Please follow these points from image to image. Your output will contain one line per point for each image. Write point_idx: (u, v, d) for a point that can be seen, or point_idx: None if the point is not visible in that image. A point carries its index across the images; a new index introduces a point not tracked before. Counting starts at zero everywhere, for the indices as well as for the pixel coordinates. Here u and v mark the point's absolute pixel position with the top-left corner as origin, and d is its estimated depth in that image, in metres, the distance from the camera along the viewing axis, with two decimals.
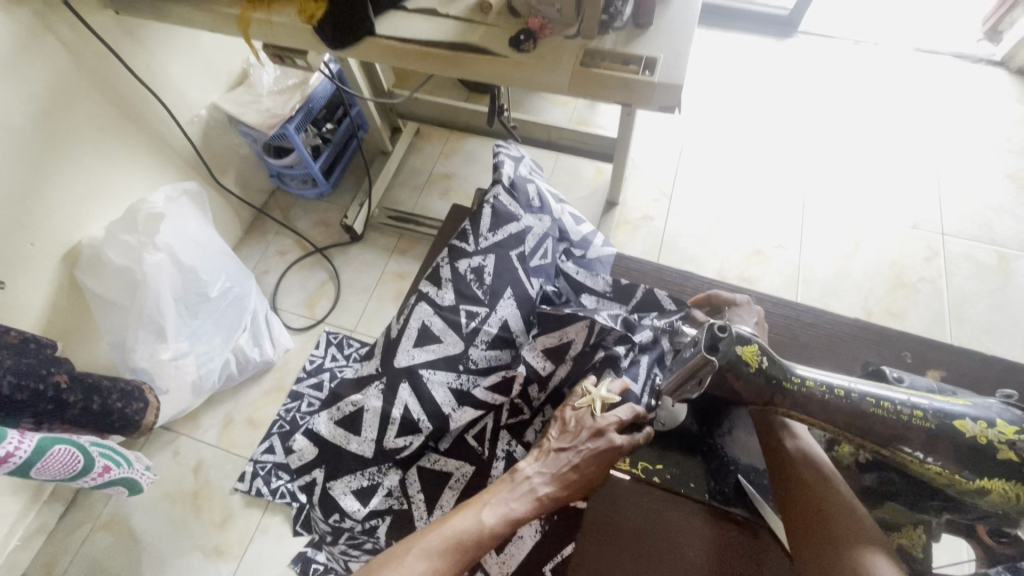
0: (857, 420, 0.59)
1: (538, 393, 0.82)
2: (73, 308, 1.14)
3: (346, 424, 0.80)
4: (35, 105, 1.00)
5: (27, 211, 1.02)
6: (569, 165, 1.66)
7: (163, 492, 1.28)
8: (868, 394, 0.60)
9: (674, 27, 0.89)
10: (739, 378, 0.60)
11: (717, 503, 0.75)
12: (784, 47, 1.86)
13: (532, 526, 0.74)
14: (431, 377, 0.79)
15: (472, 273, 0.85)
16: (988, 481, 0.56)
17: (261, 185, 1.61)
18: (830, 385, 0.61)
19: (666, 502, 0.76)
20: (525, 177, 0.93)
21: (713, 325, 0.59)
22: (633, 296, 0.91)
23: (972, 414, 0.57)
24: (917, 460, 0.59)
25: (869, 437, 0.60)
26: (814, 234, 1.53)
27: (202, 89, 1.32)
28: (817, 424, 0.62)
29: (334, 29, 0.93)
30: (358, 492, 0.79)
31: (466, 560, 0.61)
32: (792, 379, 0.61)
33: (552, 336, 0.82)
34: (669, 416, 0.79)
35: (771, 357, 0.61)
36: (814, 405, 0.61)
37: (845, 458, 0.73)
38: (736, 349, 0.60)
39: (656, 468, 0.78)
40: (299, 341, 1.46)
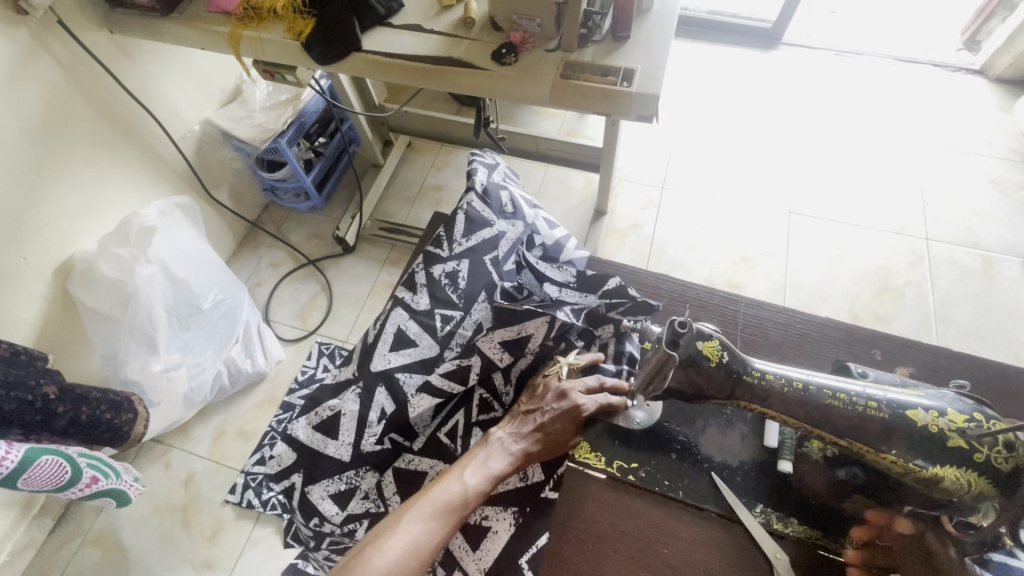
0: (814, 412, 0.61)
1: (504, 385, 0.82)
2: (64, 321, 1.15)
3: (323, 428, 0.82)
4: (31, 123, 1.02)
5: (20, 225, 1.03)
6: (559, 175, 1.68)
7: (153, 505, 1.28)
8: (825, 386, 0.61)
9: (652, 39, 0.92)
10: (699, 372, 0.61)
11: (692, 500, 0.74)
12: (768, 58, 1.90)
13: (507, 517, 0.77)
14: (407, 381, 0.81)
15: (447, 278, 0.87)
16: (940, 469, 0.57)
17: (254, 199, 1.63)
18: (789, 378, 0.62)
19: (642, 504, 0.75)
20: (498, 184, 0.94)
21: (673, 321, 0.61)
22: (600, 286, 0.86)
23: (924, 404, 0.58)
24: (872, 449, 0.60)
25: (828, 429, 0.61)
26: (800, 241, 1.55)
27: (195, 105, 1.35)
28: (779, 417, 0.63)
29: (321, 46, 0.96)
30: (336, 496, 0.80)
31: (454, 520, 0.64)
32: (751, 372, 0.62)
33: (510, 329, 0.81)
34: (645, 416, 0.79)
35: (731, 351, 0.62)
36: (774, 398, 0.62)
37: (814, 455, 0.74)
38: (697, 344, 0.61)
39: (633, 467, 0.77)
40: (290, 352, 1.47)
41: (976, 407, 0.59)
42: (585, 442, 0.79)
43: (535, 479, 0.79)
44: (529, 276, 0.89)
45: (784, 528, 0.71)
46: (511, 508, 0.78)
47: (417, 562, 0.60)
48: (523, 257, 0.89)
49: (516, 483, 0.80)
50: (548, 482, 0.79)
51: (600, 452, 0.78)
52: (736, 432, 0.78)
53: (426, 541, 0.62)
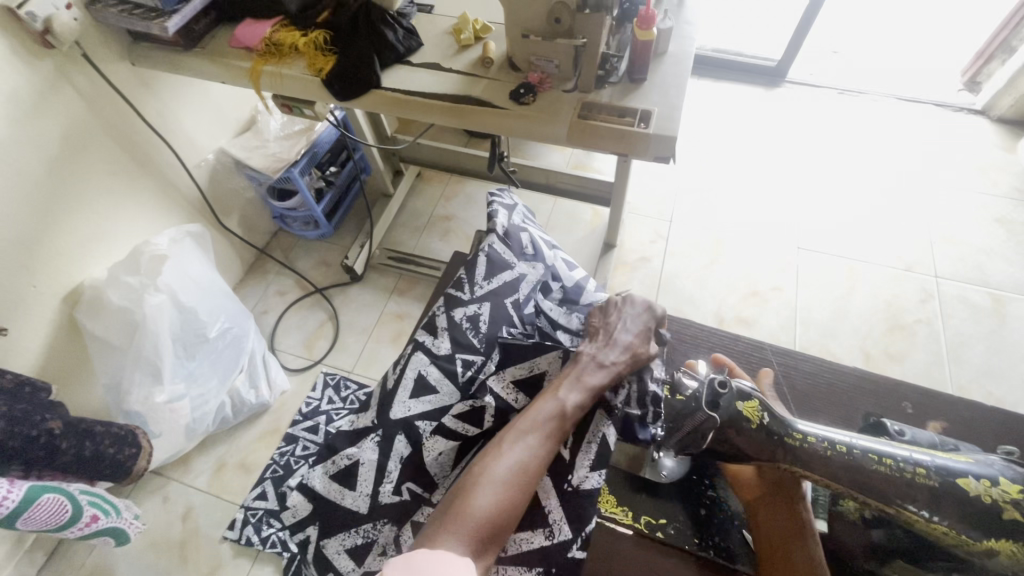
0: (859, 478, 0.59)
1: None
2: (70, 350, 1.14)
3: (340, 478, 0.79)
4: (48, 153, 1.03)
5: (32, 254, 1.03)
6: (567, 208, 1.69)
7: (150, 541, 1.24)
8: (868, 450, 0.60)
9: (667, 82, 0.93)
10: (741, 433, 0.61)
11: (722, 560, 0.69)
12: (772, 96, 1.94)
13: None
14: (425, 428, 0.78)
15: (468, 321, 0.85)
16: (995, 542, 0.54)
17: (264, 227, 1.64)
18: (831, 441, 0.61)
19: (672, 563, 0.69)
20: (518, 226, 0.95)
21: (713, 380, 0.63)
22: None
23: (974, 472, 0.57)
24: (919, 516, 0.57)
25: (874, 495, 0.59)
26: (810, 276, 1.55)
27: (210, 134, 1.36)
28: (822, 481, 0.61)
29: (341, 82, 0.97)
30: (351, 551, 0.76)
31: (557, 435, 0.66)
32: (794, 435, 0.61)
33: (522, 367, 0.79)
34: (673, 467, 0.75)
35: (772, 413, 0.62)
36: (817, 462, 0.60)
37: (850, 514, 0.71)
38: (737, 404, 0.62)
39: (660, 523, 0.73)
40: (296, 382, 1.45)
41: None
42: (610, 495, 0.75)
43: (563, 534, 0.68)
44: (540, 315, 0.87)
45: None
46: (536, 567, 0.67)
47: (528, 477, 0.62)
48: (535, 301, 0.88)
49: (541, 541, 0.68)
50: (577, 538, 0.68)
51: (627, 507, 0.74)
52: None
53: (536, 457, 0.63)
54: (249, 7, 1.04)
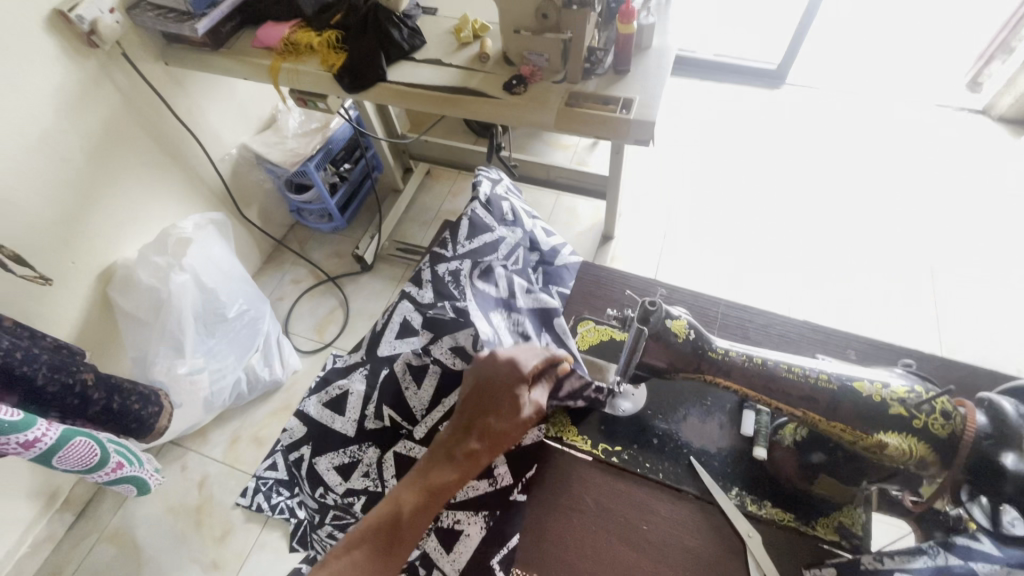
0: (772, 385, 0.59)
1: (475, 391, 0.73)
2: (103, 322, 1.24)
3: (332, 405, 0.79)
4: (89, 141, 1.14)
5: (72, 232, 1.14)
6: (569, 203, 1.76)
7: (168, 505, 1.33)
8: (781, 360, 0.60)
9: (649, 73, 1.00)
10: (666, 347, 0.61)
11: (670, 482, 0.64)
12: (772, 98, 1.99)
13: (478, 521, 0.63)
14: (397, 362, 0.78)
15: (450, 276, 0.83)
16: (887, 435, 0.54)
17: (281, 220, 1.75)
18: (749, 353, 0.61)
19: (623, 486, 0.64)
20: (501, 195, 0.90)
21: (644, 300, 0.61)
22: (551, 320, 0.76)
23: (870, 376, 0.57)
24: (824, 417, 0.57)
25: (780, 399, 0.59)
26: (804, 269, 1.58)
27: (233, 131, 1.48)
28: (748, 393, 0.61)
29: (351, 76, 1.07)
30: (340, 467, 0.73)
31: (390, 548, 0.52)
32: (715, 349, 0.61)
33: (444, 343, 0.73)
34: (631, 405, 0.70)
35: (699, 329, 0.62)
36: (735, 372, 0.61)
37: (786, 440, 0.64)
38: (665, 322, 0.61)
39: (616, 448, 0.67)
40: (307, 363, 1.54)
41: (925, 382, 0.56)
42: (573, 425, 0.69)
43: (502, 475, 0.65)
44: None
45: (759, 510, 0.62)
46: (482, 511, 0.63)
47: None
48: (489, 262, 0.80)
49: (485, 487, 0.65)
50: (518, 482, 0.65)
51: (585, 433, 0.69)
52: (715, 421, 0.68)
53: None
54: (270, 11, 1.15)
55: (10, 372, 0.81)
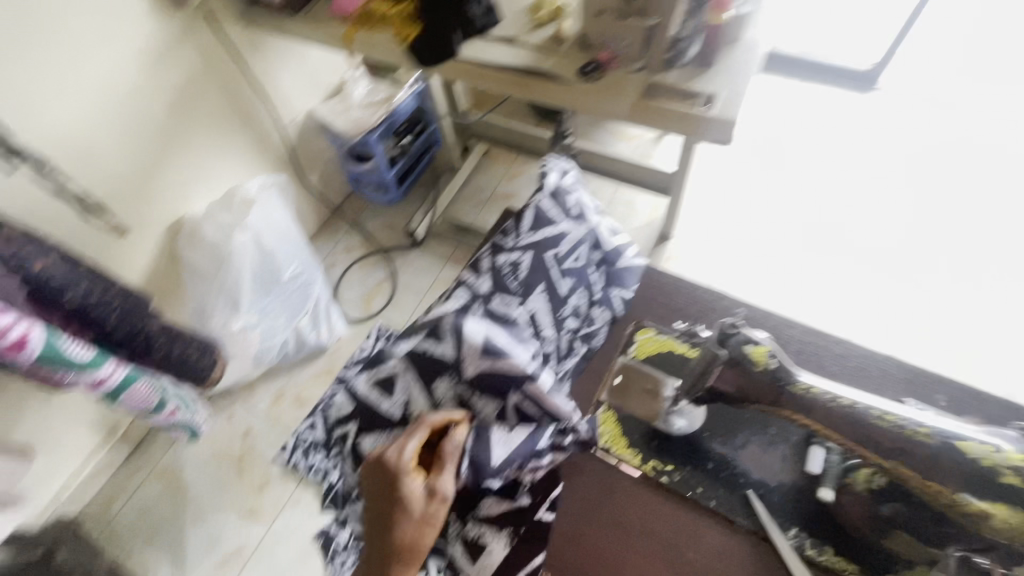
0: (861, 431, 0.55)
1: (485, 413, 0.64)
2: (168, 271, 1.30)
3: (380, 385, 0.69)
4: (171, 97, 1.18)
5: (148, 183, 1.18)
6: (627, 196, 1.70)
7: (214, 450, 1.40)
8: (875, 406, 0.55)
9: (737, 67, 0.93)
10: (745, 374, 0.59)
11: (724, 512, 0.63)
12: (860, 102, 1.84)
13: (501, 538, 0.61)
14: (423, 350, 0.66)
15: (509, 267, 0.75)
16: (993, 507, 0.47)
17: (339, 187, 1.78)
18: (840, 394, 0.57)
19: (671, 508, 0.63)
20: (568, 187, 0.85)
21: (724, 323, 0.62)
22: (510, 396, 0.63)
23: (981, 437, 0.50)
24: (917, 475, 0.52)
25: (869, 448, 0.55)
26: (874, 291, 1.47)
27: (302, 96, 1.50)
28: (831, 437, 0.57)
29: (423, 50, 1.05)
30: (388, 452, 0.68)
31: None
32: (800, 385, 0.57)
33: (405, 382, 0.67)
34: (688, 423, 0.67)
35: (782, 361, 0.59)
36: (819, 413, 0.57)
37: (859, 484, 0.59)
38: (745, 348, 0.59)
39: (667, 468, 0.66)
40: (352, 331, 1.57)
41: None
42: (621, 436, 0.68)
43: (524, 500, 0.62)
44: (473, 311, 0.71)
45: (818, 556, 0.60)
46: (506, 528, 0.61)
47: None
48: (439, 315, 0.68)
49: (509, 504, 0.62)
50: (546, 501, 0.62)
51: (636, 448, 0.67)
52: (778, 451, 0.65)
53: None
54: None
55: (86, 313, 0.86)
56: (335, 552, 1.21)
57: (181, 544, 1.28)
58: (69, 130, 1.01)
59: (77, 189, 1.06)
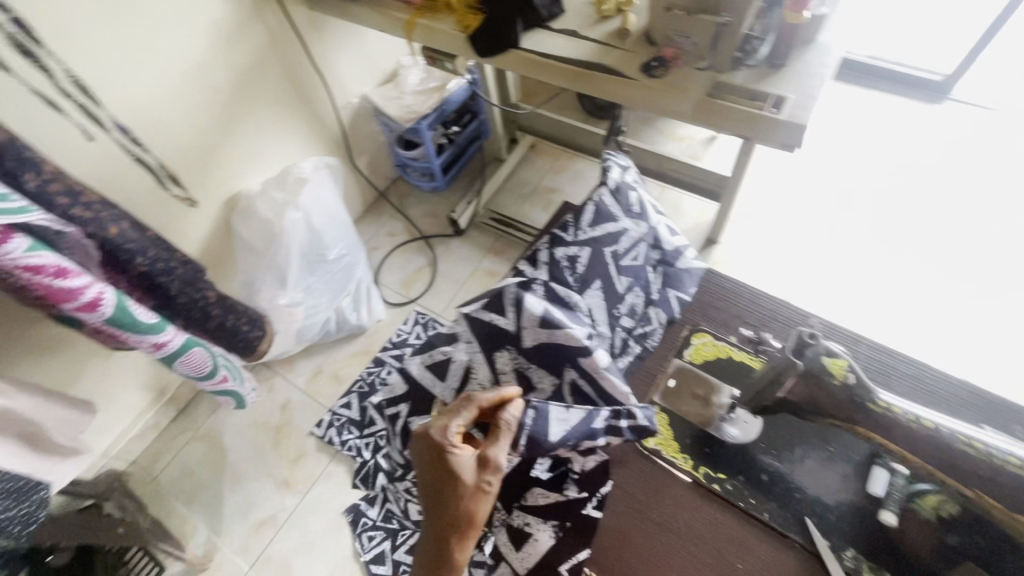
0: (943, 455, 0.55)
1: (541, 382, 0.71)
2: (223, 244, 1.35)
3: (434, 369, 0.76)
4: (237, 75, 1.21)
5: (210, 158, 1.22)
6: (674, 198, 1.67)
7: (254, 420, 1.45)
8: (959, 431, 0.54)
9: (809, 69, 0.90)
10: (821, 388, 0.58)
11: (779, 526, 0.64)
12: (929, 112, 1.75)
13: (548, 529, 0.68)
14: (492, 321, 0.71)
15: (566, 261, 0.76)
16: None
17: (386, 172, 1.80)
18: (918, 414, 0.56)
19: (720, 515, 0.65)
20: (630, 184, 0.84)
21: (801, 331, 0.59)
22: (565, 373, 0.70)
23: None
24: (1004, 507, 0.52)
25: (958, 477, 0.54)
26: (933, 313, 1.40)
27: (358, 81, 1.53)
28: (899, 452, 0.57)
29: (484, 39, 1.05)
30: None
31: None
32: (877, 401, 0.56)
33: (472, 345, 0.73)
34: (741, 432, 0.69)
35: (858, 376, 0.57)
36: (898, 432, 0.56)
37: (926, 511, 0.59)
38: (821, 360, 0.57)
39: (719, 475, 0.67)
40: (391, 314, 1.60)
41: None
42: (673, 439, 0.71)
43: (573, 494, 0.68)
44: (534, 289, 0.73)
45: None
46: (553, 520, 0.68)
47: None
48: (500, 286, 0.72)
49: (557, 496, 0.70)
50: (592, 498, 0.67)
51: (687, 452, 0.70)
52: (837, 469, 0.66)
53: None
54: None
55: (152, 279, 0.90)
56: (363, 527, 1.27)
57: (218, 507, 1.33)
58: (143, 103, 1.05)
59: (154, 159, 1.11)
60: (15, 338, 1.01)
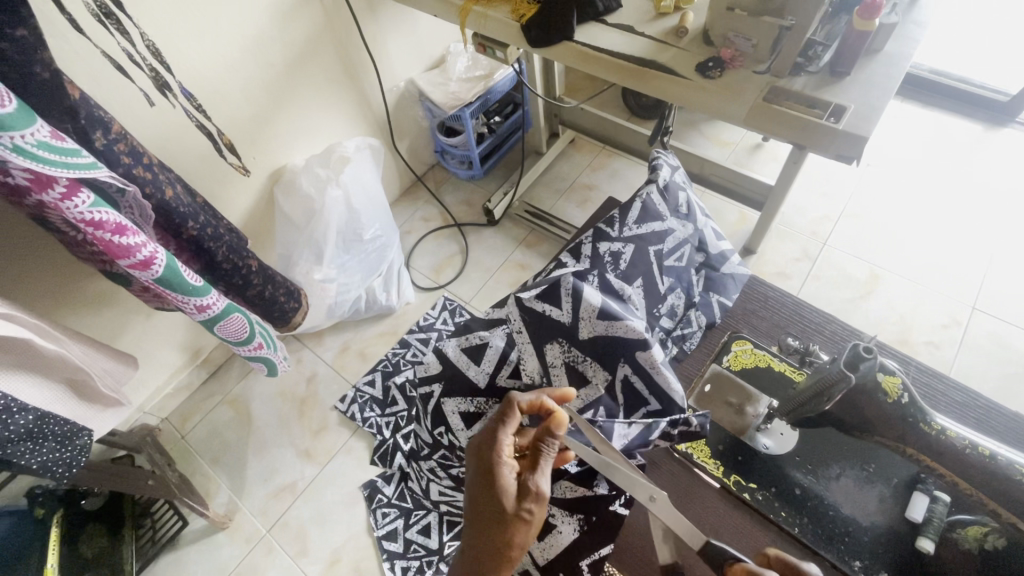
0: (995, 484, 0.54)
1: (595, 376, 0.70)
2: (265, 215, 1.38)
3: (470, 352, 0.72)
4: (291, 51, 1.23)
5: (260, 131, 1.25)
6: (713, 204, 1.64)
7: (280, 389, 1.49)
8: (1016, 461, 0.53)
9: (873, 80, 0.87)
10: (873, 405, 0.57)
11: (809, 541, 0.63)
12: (990, 135, 1.68)
13: (572, 522, 0.67)
14: (546, 313, 0.69)
15: (610, 257, 0.75)
16: None
17: (425, 157, 1.82)
18: (973, 441, 0.55)
19: (750, 525, 0.65)
20: (679, 184, 0.83)
21: (857, 345, 0.57)
22: (617, 369, 0.69)
23: None
24: None
25: (1007, 507, 0.54)
26: (976, 343, 1.35)
27: (406, 65, 1.54)
28: (945, 473, 0.57)
29: (538, 29, 1.04)
30: (466, 416, 0.73)
31: None
32: (929, 424, 0.56)
33: (523, 336, 0.70)
34: (776, 444, 0.68)
35: (913, 397, 0.56)
36: (949, 457, 0.56)
37: (965, 543, 0.59)
38: (876, 376, 0.56)
39: (750, 485, 0.66)
40: (420, 298, 1.61)
41: None
42: (706, 445, 0.70)
43: (603, 490, 0.68)
44: (589, 280, 0.72)
45: None
46: (578, 513, 0.68)
47: None
48: (556, 276, 0.71)
49: (585, 491, 0.69)
50: (621, 495, 0.67)
51: (719, 459, 0.69)
52: (875, 492, 0.64)
53: None
54: None
55: (200, 243, 0.94)
56: (378, 503, 1.29)
57: (242, 470, 1.38)
58: (203, 73, 1.09)
59: (213, 128, 1.15)
60: (69, 290, 1.06)
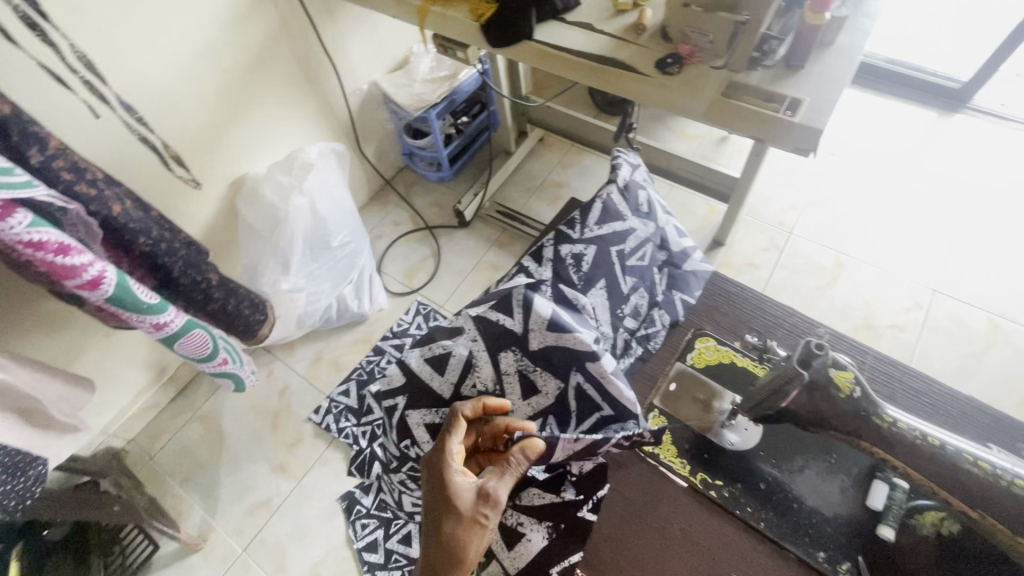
0: (946, 473, 0.55)
1: (546, 386, 0.69)
2: (227, 226, 1.34)
3: (434, 362, 0.72)
4: (246, 56, 1.20)
5: (217, 139, 1.21)
6: (682, 198, 1.65)
7: (252, 404, 1.45)
8: (964, 450, 0.55)
9: (828, 73, 0.88)
10: (827, 400, 0.58)
11: (774, 535, 0.63)
12: (945, 121, 1.72)
13: (540, 529, 0.67)
14: (499, 322, 0.69)
15: (572, 259, 0.75)
16: None
17: (393, 160, 1.79)
18: (922, 431, 0.57)
19: (718, 522, 0.65)
20: (640, 183, 0.83)
21: (809, 342, 0.58)
22: (568, 376, 0.68)
23: None
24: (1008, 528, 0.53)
25: (959, 494, 0.55)
26: (937, 324, 1.39)
27: (367, 67, 1.51)
28: (901, 465, 0.58)
29: (497, 29, 1.03)
30: (431, 427, 0.72)
31: None
32: (882, 416, 0.57)
33: (477, 343, 0.70)
34: (741, 440, 0.69)
35: (865, 390, 0.57)
36: (901, 448, 0.57)
37: (923, 528, 0.61)
38: (828, 371, 0.57)
39: (716, 483, 0.67)
40: (392, 304, 1.59)
41: None
42: (672, 445, 0.70)
43: (571, 496, 0.68)
44: (543, 291, 0.72)
45: None
46: (546, 520, 0.67)
47: None
48: (510, 287, 0.71)
49: (552, 497, 0.68)
50: (588, 500, 0.67)
51: (686, 457, 0.69)
52: (837, 482, 0.65)
53: None
54: None
55: (155, 259, 0.90)
56: (357, 514, 1.27)
57: (214, 489, 1.34)
58: (152, 81, 1.05)
59: (158, 140, 1.10)
60: (19, 313, 1.01)
